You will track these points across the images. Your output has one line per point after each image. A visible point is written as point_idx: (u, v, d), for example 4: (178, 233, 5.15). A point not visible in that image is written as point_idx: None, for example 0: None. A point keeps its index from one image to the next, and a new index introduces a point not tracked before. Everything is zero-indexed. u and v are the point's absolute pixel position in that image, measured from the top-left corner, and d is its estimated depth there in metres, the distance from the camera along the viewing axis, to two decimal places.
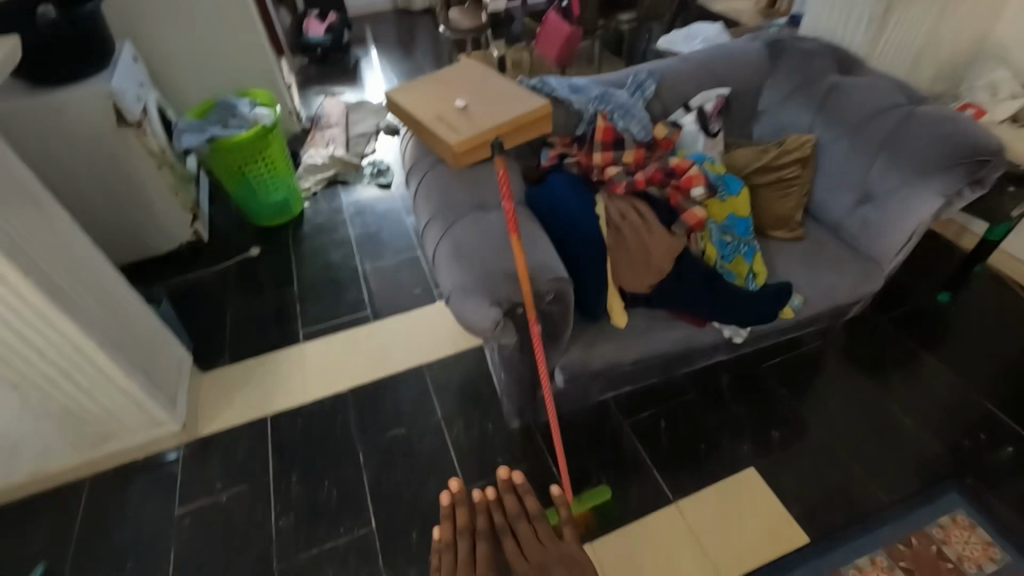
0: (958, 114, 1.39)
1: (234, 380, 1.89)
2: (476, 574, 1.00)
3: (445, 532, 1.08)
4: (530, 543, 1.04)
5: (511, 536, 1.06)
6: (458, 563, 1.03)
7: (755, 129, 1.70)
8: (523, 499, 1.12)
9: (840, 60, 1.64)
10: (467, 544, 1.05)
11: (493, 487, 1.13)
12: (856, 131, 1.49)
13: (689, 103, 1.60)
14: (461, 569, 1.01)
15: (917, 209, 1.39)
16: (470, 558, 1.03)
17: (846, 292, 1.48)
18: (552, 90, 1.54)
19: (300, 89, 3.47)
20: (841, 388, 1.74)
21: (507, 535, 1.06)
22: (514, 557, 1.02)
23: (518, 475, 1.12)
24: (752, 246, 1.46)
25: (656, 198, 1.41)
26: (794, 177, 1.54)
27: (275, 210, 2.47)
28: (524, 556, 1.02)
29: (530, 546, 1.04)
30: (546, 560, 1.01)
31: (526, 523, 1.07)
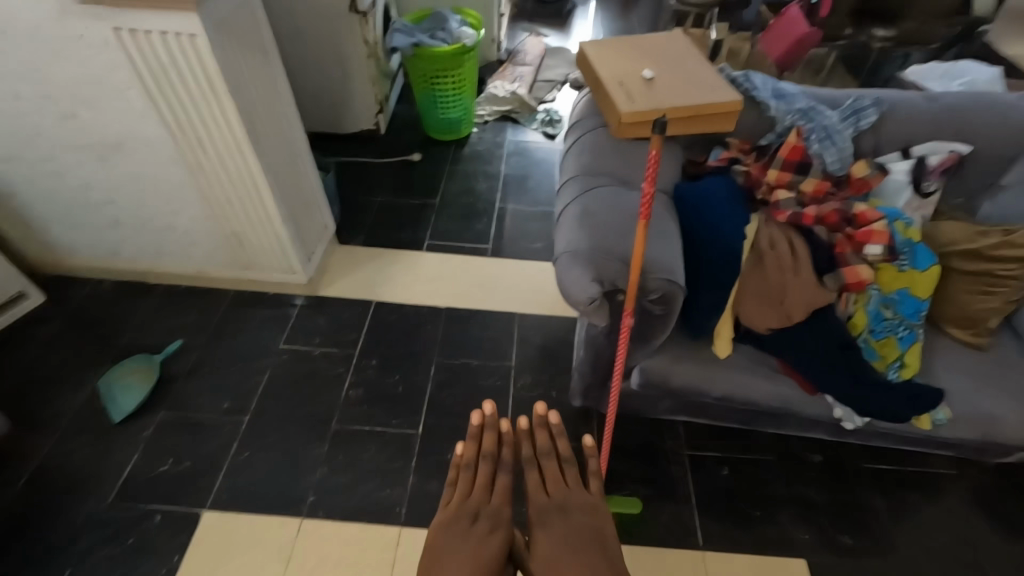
0: None
1: (359, 260, 2.12)
2: (495, 499, 1.10)
3: (469, 451, 1.15)
4: (553, 483, 1.11)
5: (535, 473, 1.14)
6: (478, 483, 1.11)
7: (982, 207, 1.41)
8: (552, 436, 1.18)
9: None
10: (489, 468, 1.13)
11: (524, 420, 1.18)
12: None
13: (910, 150, 1.36)
14: (480, 493, 1.10)
15: None
16: (490, 485, 1.11)
17: (1013, 429, 1.21)
18: (751, 88, 1.40)
19: (511, 21, 3.56)
20: (955, 531, 1.45)
21: (531, 469, 1.14)
22: (534, 493, 1.10)
23: (553, 414, 1.17)
24: (912, 333, 1.24)
25: (819, 239, 1.24)
26: (1010, 276, 1.25)
27: (446, 126, 2.63)
28: (545, 494, 1.10)
29: (552, 486, 1.11)
30: (564, 504, 1.08)
31: (551, 463, 1.14)
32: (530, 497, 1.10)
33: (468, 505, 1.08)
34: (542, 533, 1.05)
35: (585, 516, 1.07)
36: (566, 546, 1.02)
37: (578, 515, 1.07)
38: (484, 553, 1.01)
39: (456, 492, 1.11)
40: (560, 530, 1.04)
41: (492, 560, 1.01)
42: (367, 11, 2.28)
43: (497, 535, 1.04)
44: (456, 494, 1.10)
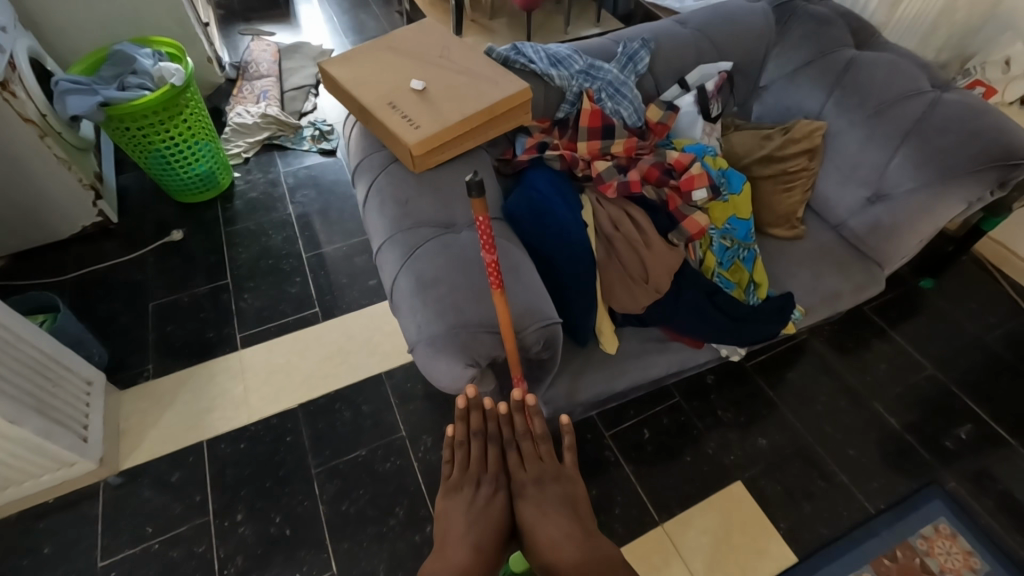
0: (986, 105, 1.21)
1: (162, 395, 1.64)
2: (494, 485, 0.99)
3: (460, 431, 1.01)
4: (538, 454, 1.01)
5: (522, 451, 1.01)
6: (471, 464, 1.00)
7: (755, 110, 1.51)
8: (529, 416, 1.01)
9: (858, 26, 1.42)
10: (479, 447, 1.00)
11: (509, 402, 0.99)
12: (877, 113, 1.29)
13: (686, 80, 1.38)
14: (474, 467, 1.00)
15: (935, 214, 1.24)
16: (484, 461, 1.01)
17: (846, 298, 1.36)
18: (529, 61, 1.28)
19: (222, 29, 2.98)
20: (828, 387, 1.65)
21: (511, 449, 1.01)
22: (518, 471, 1.00)
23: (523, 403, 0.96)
24: (752, 251, 1.30)
25: (652, 201, 1.21)
26: (801, 170, 1.38)
27: (198, 185, 2.11)
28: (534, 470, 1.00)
29: (538, 457, 1.01)
30: (543, 474, 0.99)
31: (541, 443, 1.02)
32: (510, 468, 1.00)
33: (458, 484, 0.99)
34: (532, 518, 0.96)
35: (565, 489, 0.99)
36: (552, 523, 0.95)
37: (570, 491, 1.00)
38: (484, 527, 0.95)
39: (454, 471, 1.01)
40: (554, 514, 0.96)
41: (492, 535, 0.95)
42: (8, 78, 1.63)
43: (496, 505, 0.98)
44: (453, 469, 1.01)
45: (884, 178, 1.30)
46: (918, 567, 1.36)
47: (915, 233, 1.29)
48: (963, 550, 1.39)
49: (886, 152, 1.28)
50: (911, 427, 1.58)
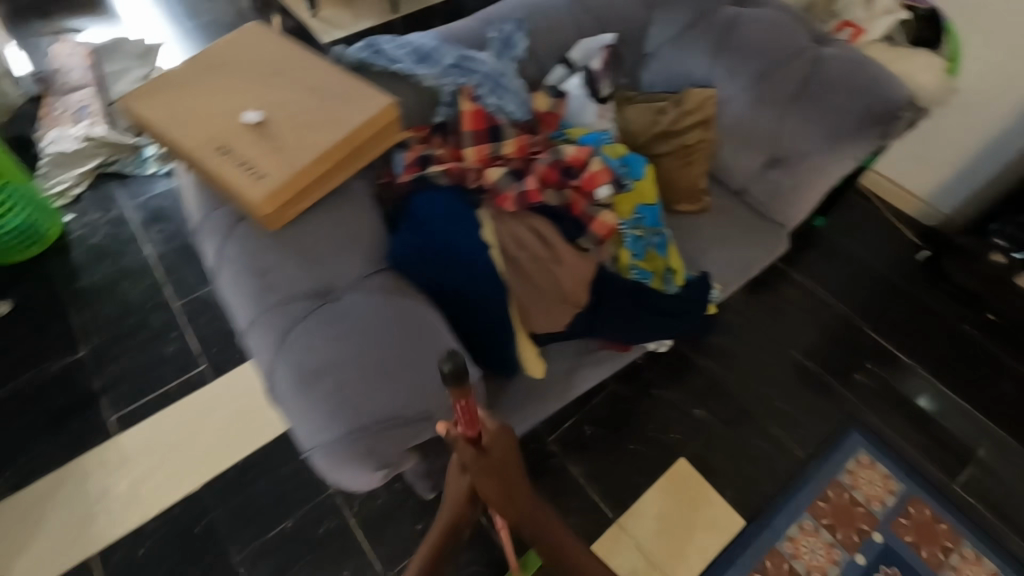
0: (861, 58, 1.22)
1: (25, 512, 1.37)
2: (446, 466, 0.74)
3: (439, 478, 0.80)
4: (500, 437, 0.75)
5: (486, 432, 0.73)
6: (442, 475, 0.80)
7: (643, 79, 1.42)
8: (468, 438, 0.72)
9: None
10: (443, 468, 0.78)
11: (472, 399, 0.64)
12: (766, 75, 1.25)
13: (570, 60, 1.25)
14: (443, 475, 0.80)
15: (827, 173, 1.26)
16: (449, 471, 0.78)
17: (757, 266, 1.36)
18: (392, 63, 1.10)
19: (10, 30, 2.40)
20: (751, 343, 1.69)
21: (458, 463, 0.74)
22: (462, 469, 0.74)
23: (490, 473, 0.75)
24: (664, 236, 1.25)
25: (555, 206, 1.09)
26: (700, 143, 1.31)
27: (17, 241, 1.70)
28: (497, 458, 0.74)
29: (487, 435, 0.73)
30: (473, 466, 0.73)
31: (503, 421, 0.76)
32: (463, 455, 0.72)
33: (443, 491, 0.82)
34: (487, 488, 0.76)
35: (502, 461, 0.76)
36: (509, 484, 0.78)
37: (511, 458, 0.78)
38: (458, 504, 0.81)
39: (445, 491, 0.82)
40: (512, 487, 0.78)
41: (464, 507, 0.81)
42: None
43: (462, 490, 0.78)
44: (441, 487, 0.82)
45: (780, 141, 1.27)
46: (847, 503, 1.43)
47: (812, 192, 1.30)
48: (883, 475, 1.48)
49: (779, 114, 1.25)
50: (826, 367, 1.66)
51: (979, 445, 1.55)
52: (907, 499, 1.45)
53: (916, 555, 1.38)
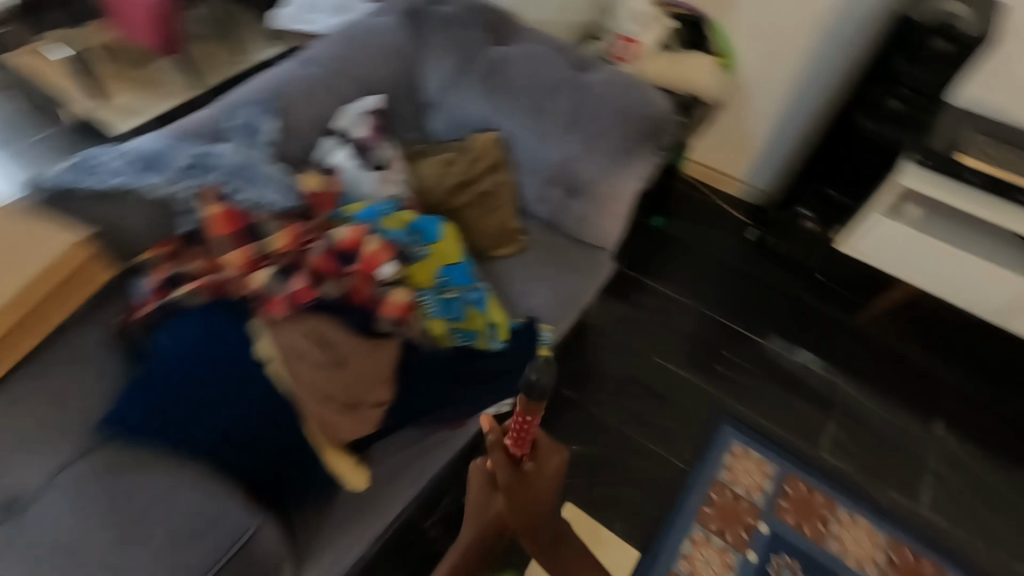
0: (622, 77, 1.24)
1: None
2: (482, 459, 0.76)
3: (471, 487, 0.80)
4: (548, 458, 0.75)
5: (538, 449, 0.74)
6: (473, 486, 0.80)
7: (431, 130, 1.37)
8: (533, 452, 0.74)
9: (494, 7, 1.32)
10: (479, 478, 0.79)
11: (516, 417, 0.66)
12: (543, 106, 1.24)
13: (335, 131, 1.17)
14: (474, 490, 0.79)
15: (623, 192, 1.26)
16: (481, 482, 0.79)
17: (587, 294, 1.33)
18: (105, 179, 0.95)
19: None
20: (614, 360, 1.68)
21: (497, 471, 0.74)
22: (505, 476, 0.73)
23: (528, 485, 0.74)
24: (481, 291, 1.17)
25: (336, 300, 0.98)
26: (496, 187, 1.28)
27: None
28: (533, 484, 0.73)
29: (542, 450, 0.74)
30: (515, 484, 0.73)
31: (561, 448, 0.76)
32: (504, 465, 0.72)
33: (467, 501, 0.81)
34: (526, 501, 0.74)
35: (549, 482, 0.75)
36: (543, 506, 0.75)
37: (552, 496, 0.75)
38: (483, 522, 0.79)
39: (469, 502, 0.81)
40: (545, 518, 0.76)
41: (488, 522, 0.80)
42: None
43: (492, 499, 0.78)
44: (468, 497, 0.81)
45: (575, 168, 1.26)
46: (731, 501, 1.44)
47: (618, 209, 1.29)
48: (757, 461, 1.51)
49: (567, 143, 1.24)
50: (688, 365, 1.69)
51: (834, 404, 1.63)
52: (783, 479, 1.48)
53: (801, 533, 1.40)
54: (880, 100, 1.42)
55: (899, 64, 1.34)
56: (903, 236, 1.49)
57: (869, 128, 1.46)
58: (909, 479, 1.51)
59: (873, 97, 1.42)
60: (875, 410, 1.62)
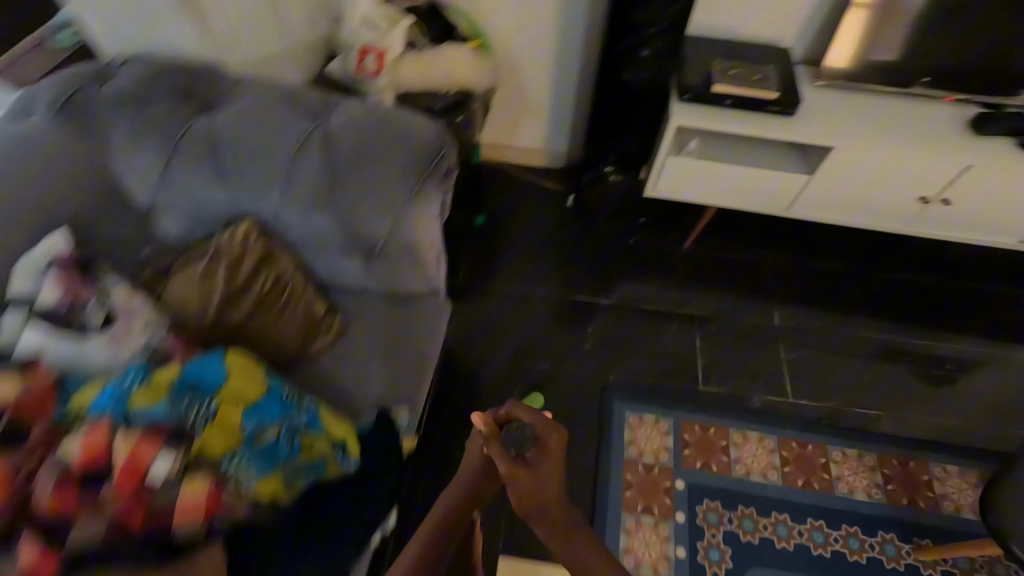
0: (370, 109, 1.06)
1: None
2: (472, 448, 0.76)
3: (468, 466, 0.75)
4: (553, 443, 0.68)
5: (534, 437, 0.68)
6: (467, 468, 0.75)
7: (167, 237, 1.07)
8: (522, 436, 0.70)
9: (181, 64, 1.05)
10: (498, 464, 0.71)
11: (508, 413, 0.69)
12: (290, 173, 1.01)
13: (16, 300, 0.88)
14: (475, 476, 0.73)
15: (424, 231, 1.09)
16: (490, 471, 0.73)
17: (434, 348, 1.16)
18: None
19: None
20: (491, 384, 1.60)
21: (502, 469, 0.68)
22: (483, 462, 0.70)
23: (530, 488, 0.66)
24: (310, 410, 0.94)
25: (97, 538, 0.74)
26: (278, 280, 1.05)
27: None
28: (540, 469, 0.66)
29: (544, 442, 0.69)
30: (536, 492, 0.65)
31: (560, 429, 0.70)
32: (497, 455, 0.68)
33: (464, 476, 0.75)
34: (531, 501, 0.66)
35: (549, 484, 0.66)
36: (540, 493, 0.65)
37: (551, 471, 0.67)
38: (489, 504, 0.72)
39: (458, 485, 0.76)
40: (528, 502, 0.66)
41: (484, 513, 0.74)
42: None
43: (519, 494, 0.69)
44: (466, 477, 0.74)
45: (360, 230, 1.06)
46: (645, 474, 1.46)
47: (428, 253, 1.12)
48: (654, 423, 1.53)
49: (335, 203, 1.03)
50: (562, 356, 1.65)
51: (696, 337, 1.70)
52: (680, 429, 1.52)
53: (710, 473, 1.46)
54: (632, 54, 1.39)
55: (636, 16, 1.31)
56: (694, 168, 1.57)
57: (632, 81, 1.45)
58: (776, 376, 1.63)
59: (625, 53, 1.40)
60: (728, 325, 1.73)
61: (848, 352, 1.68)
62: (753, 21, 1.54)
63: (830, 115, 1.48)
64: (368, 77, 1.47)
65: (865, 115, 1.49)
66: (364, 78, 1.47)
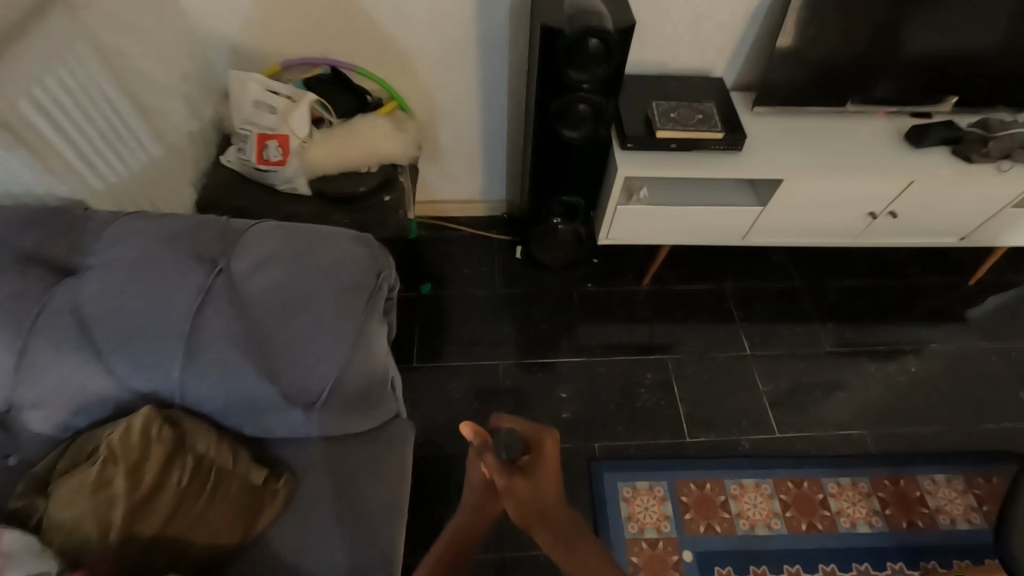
0: (279, 236, 0.87)
1: None
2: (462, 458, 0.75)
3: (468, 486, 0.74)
4: (546, 454, 0.69)
5: (527, 442, 0.68)
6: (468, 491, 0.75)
7: (39, 436, 0.84)
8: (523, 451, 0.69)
9: (27, 218, 0.84)
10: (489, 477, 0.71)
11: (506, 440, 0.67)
12: (192, 342, 0.80)
13: None
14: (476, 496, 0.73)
15: (368, 371, 0.89)
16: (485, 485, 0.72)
17: (404, 494, 0.95)
18: None
19: None
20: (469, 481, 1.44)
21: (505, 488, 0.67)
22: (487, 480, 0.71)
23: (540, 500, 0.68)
24: None
25: None
26: (198, 468, 0.84)
27: None
28: (539, 485, 0.68)
29: (533, 453, 0.69)
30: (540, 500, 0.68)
31: (552, 432, 0.71)
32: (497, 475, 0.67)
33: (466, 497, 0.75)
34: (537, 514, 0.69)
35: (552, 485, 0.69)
36: (550, 504, 0.69)
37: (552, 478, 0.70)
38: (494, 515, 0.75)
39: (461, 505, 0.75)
40: (533, 514, 0.69)
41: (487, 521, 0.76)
42: None
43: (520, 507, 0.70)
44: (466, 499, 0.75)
45: (293, 392, 0.85)
46: (650, 552, 1.36)
47: (383, 397, 0.93)
48: (648, 491, 1.44)
49: (250, 365, 0.82)
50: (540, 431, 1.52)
51: (674, 383, 1.62)
52: (677, 493, 1.44)
53: (715, 535, 1.39)
54: (569, 110, 1.29)
55: (570, 74, 1.20)
56: (645, 214, 1.48)
57: (572, 137, 1.34)
58: (759, 412, 1.58)
59: (561, 109, 1.29)
60: (703, 363, 1.66)
61: (822, 371, 1.65)
62: (680, 53, 1.47)
63: (772, 144, 1.44)
64: (274, 167, 1.29)
65: (806, 138, 1.45)
66: (270, 169, 1.29)
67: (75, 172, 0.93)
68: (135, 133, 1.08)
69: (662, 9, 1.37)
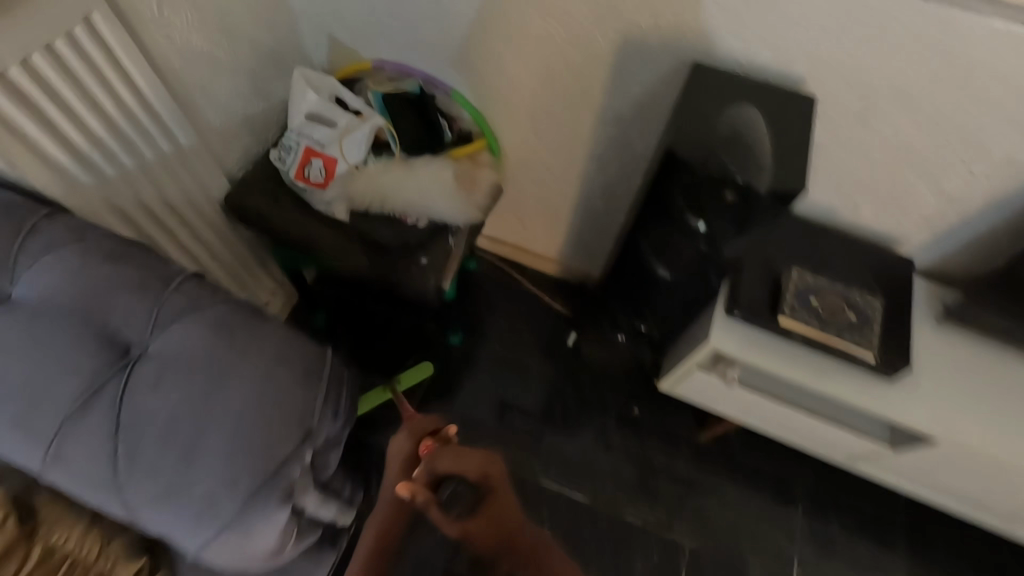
0: (213, 348, 0.68)
1: None
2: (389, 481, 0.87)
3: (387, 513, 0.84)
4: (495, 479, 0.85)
5: (475, 476, 0.84)
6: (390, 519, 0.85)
7: None
8: (461, 463, 0.85)
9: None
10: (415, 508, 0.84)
11: (439, 452, 0.84)
12: (55, 438, 0.65)
13: None
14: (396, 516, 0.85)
15: (247, 552, 0.68)
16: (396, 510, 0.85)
17: None
18: None
19: None
20: None
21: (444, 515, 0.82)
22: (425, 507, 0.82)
23: (488, 522, 0.82)
24: None
25: None
26: (46, 560, 0.71)
27: None
28: (496, 511, 0.83)
29: (484, 474, 0.85)
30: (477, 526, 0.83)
31: (496, 457, 0.86)
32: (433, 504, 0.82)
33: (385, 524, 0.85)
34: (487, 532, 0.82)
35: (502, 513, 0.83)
36: (502, 522, 0.82)
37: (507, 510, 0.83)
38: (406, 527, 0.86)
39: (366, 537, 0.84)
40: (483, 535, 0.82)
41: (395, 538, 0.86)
42: None
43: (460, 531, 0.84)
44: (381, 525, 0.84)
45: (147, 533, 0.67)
46: None
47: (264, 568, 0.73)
48: None
49: (109, 497, 0.65)
50: None
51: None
52: None
53: None
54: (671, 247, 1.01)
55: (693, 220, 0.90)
56: (725, 390, 1.12)
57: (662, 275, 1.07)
58: None
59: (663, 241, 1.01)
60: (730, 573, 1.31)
61: None
62: (864, 207, 1.04)
63: (950, 381, 0.98)
64: (313, 188, 1.09)
65: (1009, 391, 0.97)
66: (308, 189, 1.10)
67: (54, 165, 0.80)
68: (162, 121, 0.93)
69: (861, 150, 0.95)
